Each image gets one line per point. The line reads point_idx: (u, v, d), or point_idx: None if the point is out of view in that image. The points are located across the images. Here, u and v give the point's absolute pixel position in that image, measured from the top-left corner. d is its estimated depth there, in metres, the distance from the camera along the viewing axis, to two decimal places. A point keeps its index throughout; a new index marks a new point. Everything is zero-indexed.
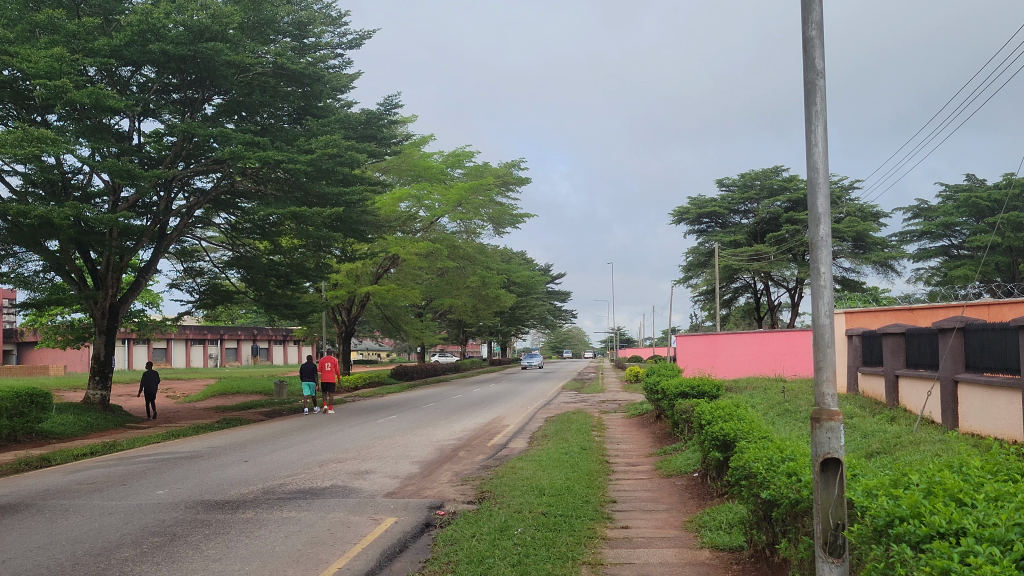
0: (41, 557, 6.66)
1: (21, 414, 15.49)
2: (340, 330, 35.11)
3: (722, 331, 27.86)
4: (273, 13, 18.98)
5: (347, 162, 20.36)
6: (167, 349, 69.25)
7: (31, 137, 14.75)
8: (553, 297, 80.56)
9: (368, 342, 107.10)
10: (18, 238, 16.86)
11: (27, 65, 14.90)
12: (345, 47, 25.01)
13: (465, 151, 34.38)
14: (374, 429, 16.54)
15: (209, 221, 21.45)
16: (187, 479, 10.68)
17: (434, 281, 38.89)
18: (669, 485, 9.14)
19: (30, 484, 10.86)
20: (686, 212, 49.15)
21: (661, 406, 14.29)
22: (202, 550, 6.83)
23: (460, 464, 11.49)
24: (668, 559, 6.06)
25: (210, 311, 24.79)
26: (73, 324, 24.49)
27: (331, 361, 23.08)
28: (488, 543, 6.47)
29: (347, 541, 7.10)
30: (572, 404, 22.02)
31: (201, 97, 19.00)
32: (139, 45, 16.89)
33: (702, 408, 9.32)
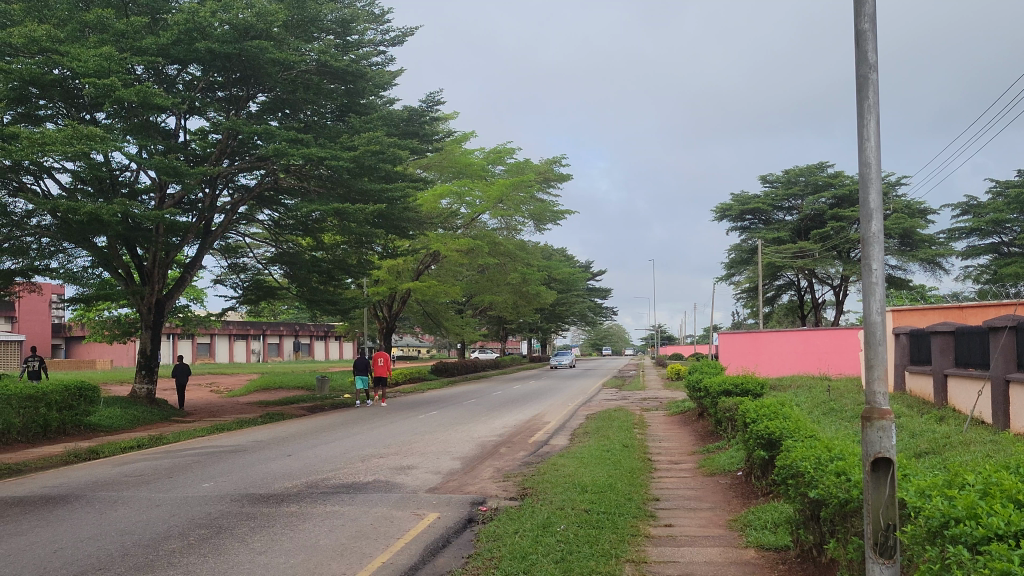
0: (91, 547, 6.76)
1: (71, 407, 15.72)
2: (380, 327, 35.29)
3: (765, 329, 27.63)
4: (317, 12, 19.09)
5: (390, 159, 20.40)
6: (211, 344, 70.25)
7: (81, 135, 15.01)
8: (593, 294, 80.45)
9: (410, 338, 107.81)
10: (67, 235, 17.14)
11: (76, 64, 15.16)
12: (388, 44, 25.07)
13: (506, 147, 34.39)
14: (416, 425, 16.63)
15: (253, 217, 21.68)
16: (232, 472, 10.81)
17: (475, 277, 39.02)
18: (714, 483, 9.07)
19: (80, 476, 11.05)
20: (729, 209, 48.81)
21: (704, 404, 14.17)
22: (248, 543, 6.90)
23: (502, 460, 11.50)
24: (713, 558, 6.01)
25: (254, 307, 25.04)
26: (120, 319, 24.89)
27: (382, 357, 23.45)
28: (531, 540, 6.47)
29: (391, 536, 7.13)
30: (613, 401, 22.00)
31: (246, 95, 19.23)
32: (186, 44, 17.14)
33: (747, 406, 9.22)
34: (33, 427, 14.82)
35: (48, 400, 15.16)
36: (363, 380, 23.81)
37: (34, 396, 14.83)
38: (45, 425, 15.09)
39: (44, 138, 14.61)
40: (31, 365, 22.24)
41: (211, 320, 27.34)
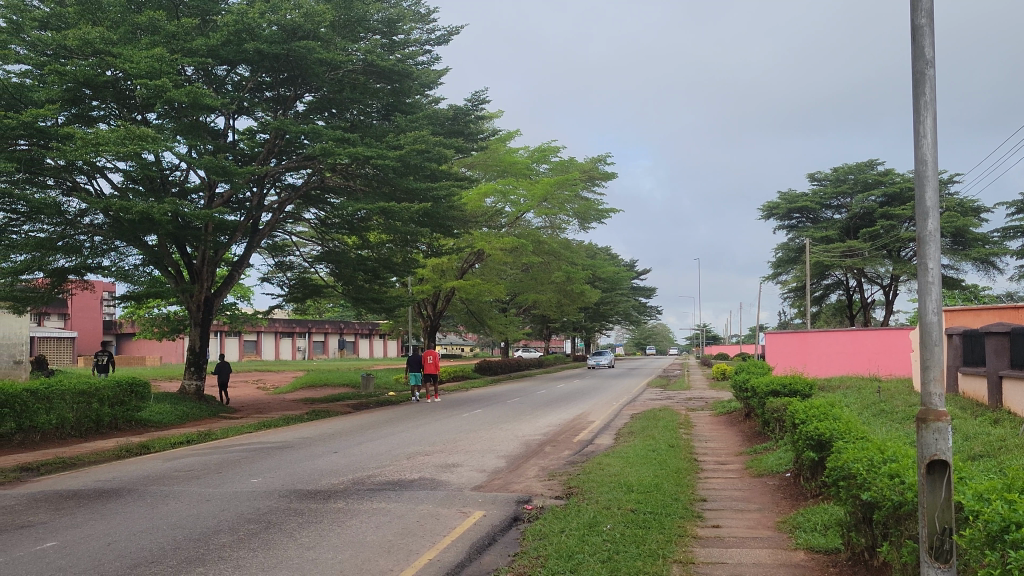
0: (144, 541, 6.87)
1: (122, 403, 16.05)
2: (424, 325, 35.46)
3: (813, 329, 27.32)
4: (364, 12, 19.18)
5: (436, 159, 20.43)
6: (258, 342, 71.21)
7: (133, 136, 15.26)
8: (638, 293, 80.14)
9: (453, 337, 108.29)
10: (119, 233, 17.44)
11: (129, 65, 15.44)
12: (434, 43, 25.14)
13: (551, 146, 34.40)
14: (461, 422, 16.72)
15: (300, 216, 21.95)
16: (280, 469, 10.92)
17: (520, 276, 39.05)
18: (761, 484, 8.97)
19: (132, 470, 11.24)
20: (776, 208, 48.36)
21: (751, 404, 14.02)
22: (296, 538, 6.97)
23: (547, 459, 11.50)
24: (762, 560, 5.96)
25: (300, 304, 25.29)
26: (170, 317, 25.26)
27: (432, 355, 23.92)
28: (578, 539, 6.45)
29: (438, 534, 7.15)
30: (658, 400, 21.92)
31: (293, 95, 19.42)
32: (235, 45, 17.39)
33: (796, 407, 9.10)
34: (86, 422, 15.10)
35: (100, 395, 15.48)
36: (416, 376, 24.43)
37: (87, 392, 15.11)
38: (98, 420, 15.37)
39: (98, 138, 14.88)
40: (101, 361, 22.78)
41: (257, 318, 27.69)
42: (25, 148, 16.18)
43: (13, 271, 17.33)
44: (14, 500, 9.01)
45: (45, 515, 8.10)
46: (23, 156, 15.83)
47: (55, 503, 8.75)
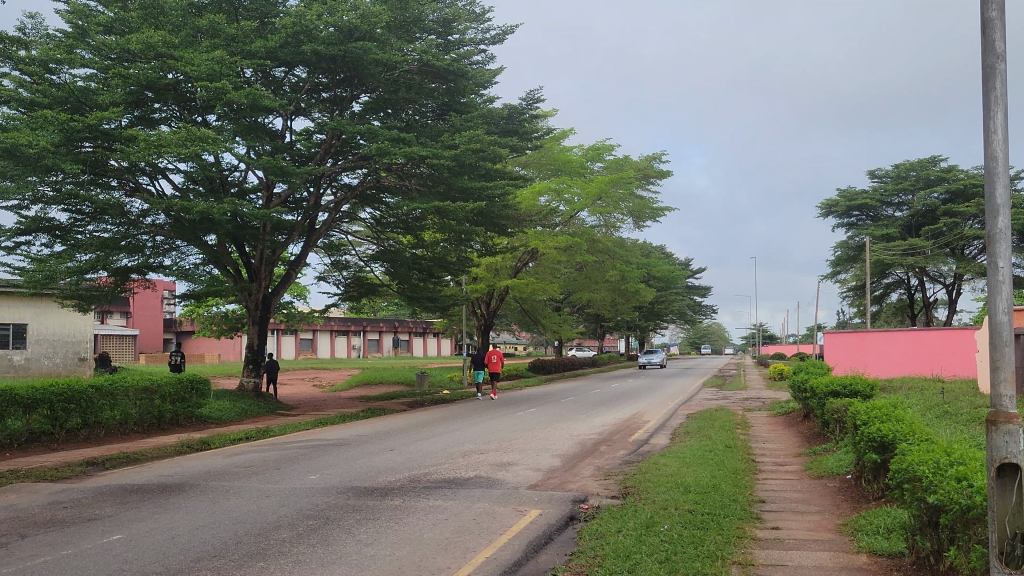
0: (206, 535, 6.98)
1: (183, 399, 16.37)
2: (478, 324, 35.61)
3: (872, 329, 26.90)
4: (419, 12, 19.27)
5: (491, 158, 20.41)
6: (314, 340, 72.10)
7: (194, 137, 15.51)
8: (693, 292, 79.56)
9: (506, 335, 108.46)
10: (180, 233, 17.76)
11: (190, 68, 15.74)
12: (489, 42, 25.15)
13: (606, 144, 34.36)
14: (515, 421, 16.75)
15: (356, 216, 22.18)
16: (337, 466, 11.04)
17: (574, 275, 38.98)
18: (820, 486, 8.84)
19: (192, 466, 11.44)
20: (835, 205, 47.65)
21: (810, 404, 13.80)
22: (354, 534, 7.04)
23: (602, 458, 11.47)
24: (823, 562, 5.87)
25: (355, 303, 25.53)
26: (228, 315, 25.68)
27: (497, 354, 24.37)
28: (635, 539, 6.42)
29: (494, 531, 7.18)
30: (714, 401, 21.73)
31: (349, 96, 19.62)
32: (294, 46, 17.61)
33: (857, 407, 8.95)
34: (148, 418, 15.42)
35: (163, 392, 15.80)
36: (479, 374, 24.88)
37: (149, 388, 15.43)
38: (159, 416, 15.70)
39: (160, 140, 15.17)
40: (174, 359, 23.26)
41: (314, 317, 28.03)
42: (90, 150, 16.59)
43: (78, 270, 17.74)
44: (82, 494, 9.24)
45: (111, 508, 8.30)
46: (88, 158, 16.22)
47: (120, 497, 8.96)
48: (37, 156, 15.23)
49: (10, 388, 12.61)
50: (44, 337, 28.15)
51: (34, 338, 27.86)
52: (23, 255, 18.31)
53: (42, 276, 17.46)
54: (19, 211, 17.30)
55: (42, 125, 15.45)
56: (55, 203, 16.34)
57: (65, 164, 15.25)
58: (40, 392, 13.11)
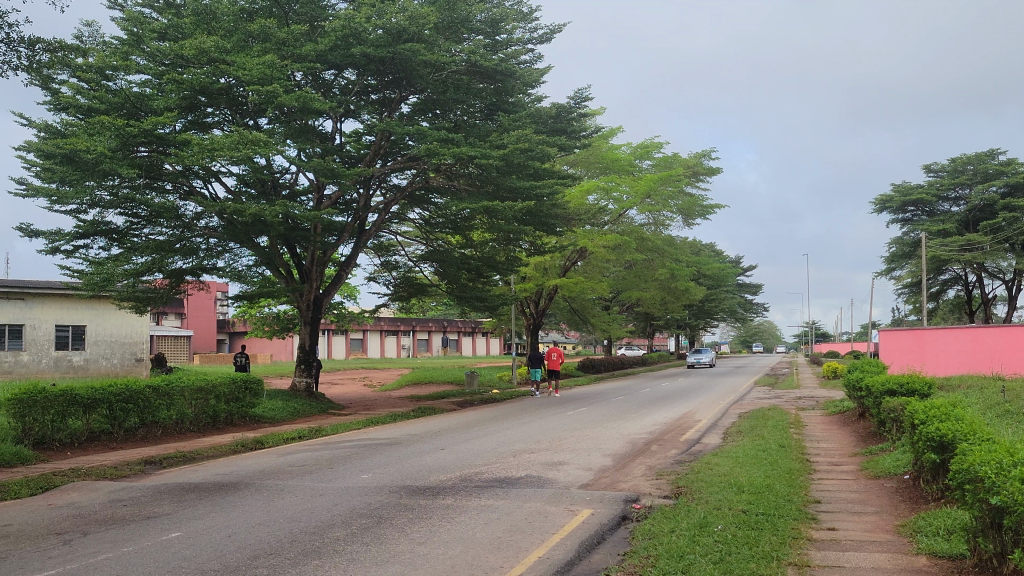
0: (262, 534, 7.08)
1: (237, 399, 16.59)
2: (527, 323, 35.65)
3: (930, 326, 26.42)
4: (467, 13, 19.29)
5: (540, 157, 20.33)
6: (364, 340, 72.80)
7: (246, 140, 15.66)
8: (743, 290, 78.79)
9: (555, 334, 108.36)
10: (233, 235, 18.01)
11: (242, 73, 15.94)
12: (537, 42, 25.13)
13: (654, 142, 34.22)
14: (565, 421, 16.71)
15: (405, 216, 22.32)
16: (389, 465, 11.11)
17: (623, 273, 38.78)
18: (877, 486, 8.71)
19: (247, 465, 11.60)
20: (890, 200, 46.86)
21: (866, 403, 13.58)
22: (407, 533, 7.09)
23: (653, 458, 11.40)
24: (881, 564, 5.77)
25: (404, 303, 25.68)
26: (280, 316, 25.97)
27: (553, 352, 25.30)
28: (688, 539, 6.37)
29: (546, 531, 7.17)
30: (767, 400, 21.48)
31: (398, 97, 19.76)
32: (343, 50, 17.75)
33: (914, 406, 8.77)
34: (203, 418, 15.68)
35: (217, 392, 16.03)
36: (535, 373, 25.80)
37: (204, 389, 15.67)
38: (214, 416, 15.96)
39: (213, 144, 15.39)
40: (240, 360, 23.50)
41: (364, 317, 28.24)
42: (146, 155, 16.90)
43: (135, 272, 18.10)
44: (141, 492, 9.43)
45: (169, 507, 8.43)
46: (144, 163, 16.54)
47: (177, 495, 9.12)
48: (95, 161, 15.56)
49: (69, 388, 12.89)
50: (103, 338, 28.79)
51: (93, 338, 28.47)
52: (81, 258, 18.72)
53: (100, 278, 17.87)
54: (78, 215, 17.69)
55: (100, 131, 15.79)
56: (112, 207, 16.67)
57: (121, 168, 15.56)
58: (99, 392, 13.38)
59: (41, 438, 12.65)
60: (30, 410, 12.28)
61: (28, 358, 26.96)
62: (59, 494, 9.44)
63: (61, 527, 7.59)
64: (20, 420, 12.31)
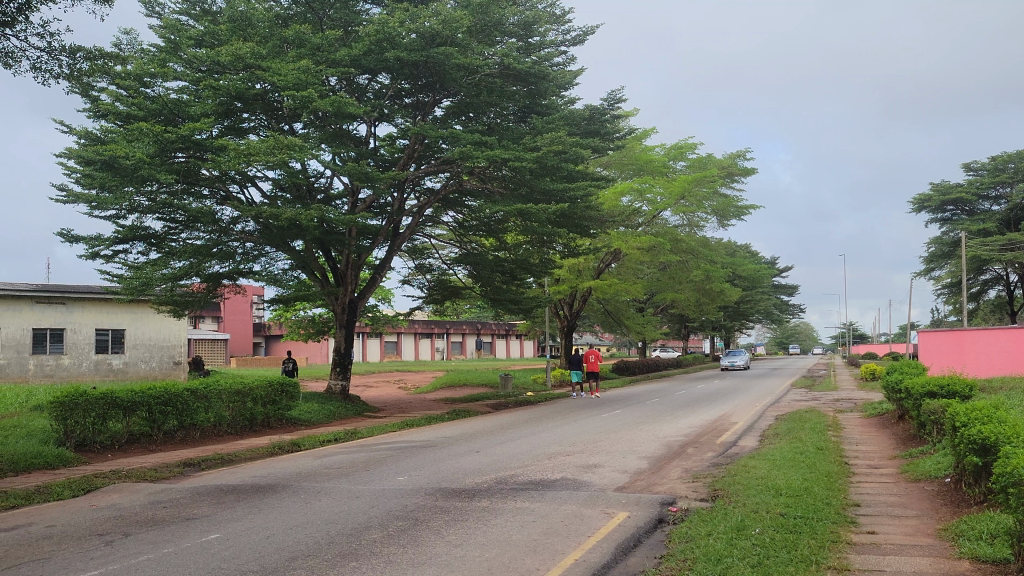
0: (300, 535, 7.13)
1: (274, 402, 16.72)
2: (562, 325, 35.59)
3: (970, 327, 26.07)
4: (500, 16, 19.30)
5: (573, 159, 20.24)
6: (398, 342, 73.19)
7: (282, 145, 15.76)
8: (780, 291, 78.14)
9: (589, 337, 108.14)
10: (269, 239, 18.17)
11: (278, 78, 16.08)
12: (570, 44, 25.13)
13: (688, 143, 34.08)
14: (601, 423, 16.64)
15: (439, 219, 22.42)
16: (425, 467, 11.15)
17: (657, 275, 38.62)
18: (917, 490, 8.59)
19: (285, 467, 11.70)
20: (928, 200, 46.27)
21: (905, 405, 13.42)
22: (443, 535, 7.11)
23: (690, 460, 11.34)
24: (923, 569, 5.70)
25: (438, 306, 25.78)
26: (315, 318, 26.15)
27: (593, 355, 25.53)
28: (725, 543, 6.33)
29: (582, 533, 7.17)
30: (804, 402, 21.27)
31: (432, 101, 19.85)
32: (377, 54, 17.86)
33: (955, 408, 8.65)
34: (241, 420, 15.82)
35: (255, 395, 16.18)
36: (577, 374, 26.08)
37: (242, 391, 15.80)
38: (251, 419, 16.10)
39: (249, 149, 15.54)
40: (288, 364, 23.67)
41: (398, 320, 28.37)
42: (183, 160, 17.12)
43: (173, 277, 18.31)
44: (181, 493, 9.54)
45: (207, 508, 8.53)
46: (181, 168, 16.73)
47: (216, 497, 9.22)
48: (134, 167, 15.78)
49: (110, 390, 13.09)
50: (141, 342, 29.14)
51: (131, 342, 28.83)
52: (120, 263, 19.03)
53: (139, 283, 18.39)
54: (117, 221, 17.95)
55: (139, 137, 16.01)
56: (150, 213, 16.89)
57: (159, 174, 15.74)
58: (138, 395, 13.56)
59: (83, 441, 12.85)
60: (71, 413, 12.51)
61: (69, 362, 27.38)
62: (101, 495, 9.59)
63: (103, 528, 7.71)
64: (62, 423, 12.57)
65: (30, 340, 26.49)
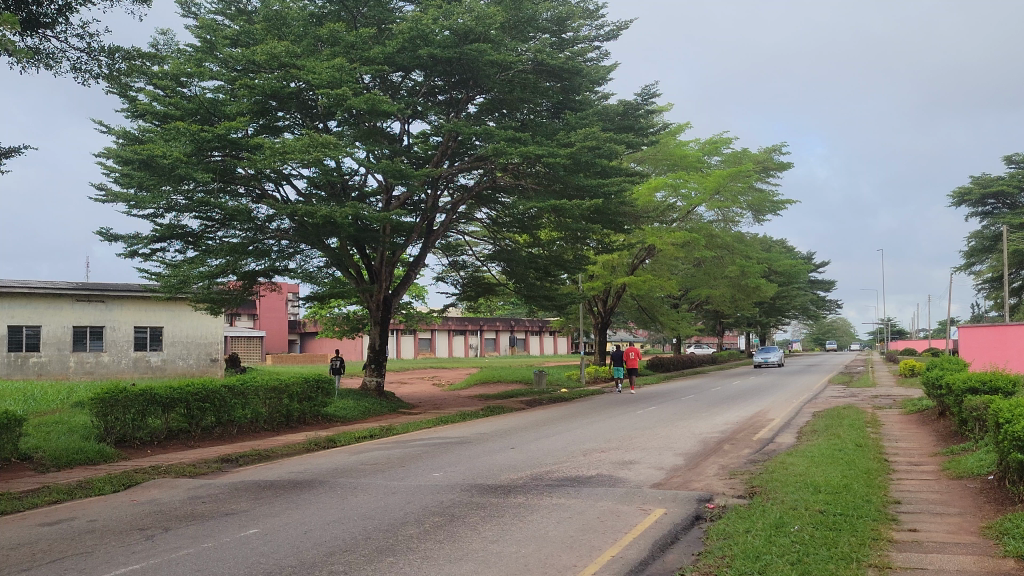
0: (337, 530, 7.17)
1: (310, 398, 16.83)
2: (596, 322, 35.53)
3: (1011, 324, 25.37)
4: (533, 11, 19.26)
5: (607, 154, 20.13)
6: (432, 339, 73.51)
7: (317, 143, 15.84)
8: (816, 287, 77.40)
9: (623, 334, 107.78)
10: (304, 236, 18.29)
11: (312, 77, 16.22)
12: (604, 39, 25.09)
13: (723, 138, 33.85)
14: (636, 420, 16.56)
15: (473, 216, 22.45)
16: (460, 464, 11.17)
17: (692, 271, 38.43)
18: (959, 487, 8.46)
19: (322, 463, 11.77)
20: (968, 193, 45.63)
21: (946, 401, 13.26)
22: (479, 531, 7.11)
23: (726, 457, 11.25)
24: (967, 567, 5.62)
25: (472, 302, 25.84)
26: (350, 316, 26.28)
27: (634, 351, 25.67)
28: (764, 540, 6.28)
29: (618, 530, 7.13)
30: (841, 398, 21.04)
31: (465, 97, 19.87)
32: (411, 51, 17.91)
33: (998, 404, 8.51)
34: (277, 417, 15.95)
35: (291, 392, 16.29)
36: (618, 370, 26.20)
37: (278, 388, 15.92)
38: (288, 415, 16.21)
39: (284, 147, 15.65)
40: (334, 362, 23.89)
41: (432, 316, 28.45)
42: (219, 159, 17.28)
43: (210, 275, 18.52)
44: (219, 489, 9.62)
45: (246, 503, 8.61)
46: (218, 167, 16.88)
47: (254, 493, 9.29)
48: (171, 166, 15.96)
49: (149, 387, 13.26)
50: (179, 339, 29.43)
51: (169, 339, 29.15)
52: (158, 261, 19.26)
53: (177, 280, 18.61)
54: (154, 219, 18.16)
55: (176, 136, 16.20)
56: (187, 212, 17.07)
57: (195, 173, 15.90)
58: (177, 391, 13.70)
59: (123, 437, 13.03)
60: (111, 409, 12.69)
61: (109, 359, 27.75)
62: (141, 491, 9.70)
63: (143, 523, 7.80)
64: (102, 419, 12.73)
65: (70, 338, 26.92)
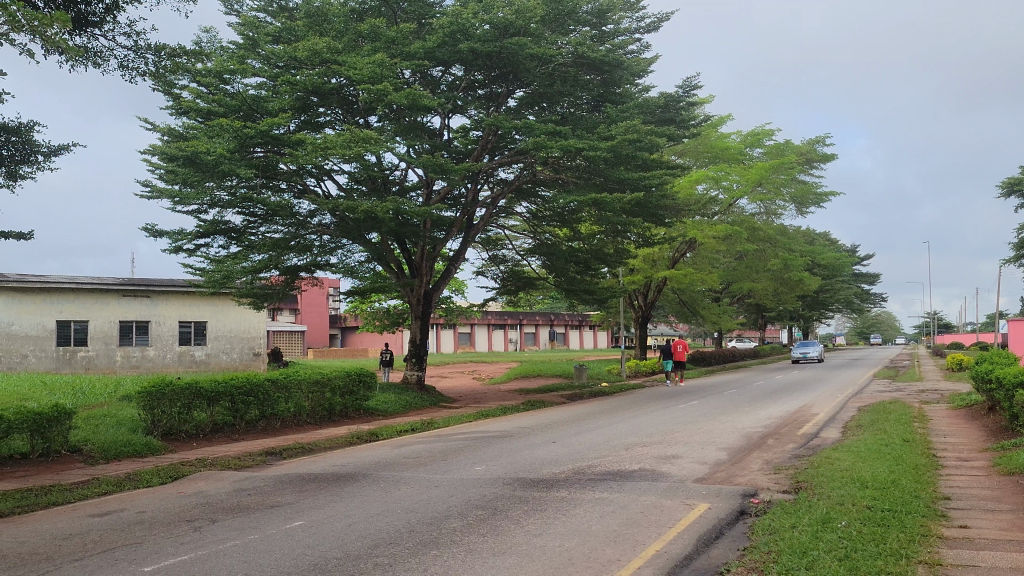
0: (381, 523, 7.20)
1: (352, 392, 16.94)
2: (636, 316, 35.39)
3: None
4: (573, 5, 19.21)
5: (647, 147, 20.00)
6: (472, 333, 73.71)
7: (358, 138, 15.91)
8: (860, 280, 76.36)
9: (664, 329, 107.18)
10: (346, 231, 18.39)
11: (353, 73, 16.37)
12: (644, 31, 24.96)
13: (765, 130, 33.49)
14: (678, 414, 16.47)
15: (513, 210, 22.45)
16: (502, 458, 11.17)
17: (733, 264, 38.16)
18: (1010, 484, 8.30)
19: (365, 456, 11.83)
20: (1017, 184, 44.63)
21: (995, 396, 13.01)
22: (523, 525, 7.11)
23: (771, 452, 11.15)
24: (1020, 565, 5.50)
25: (512, 296, 25.86)
26: (391, 310, 26.41)
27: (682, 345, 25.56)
28: (811, 535, 6.21)
29: (663, 524, 7.09)
30: (886, 393, 20.70)
31: (505, 91, 19.88)
32: (451, 45, 17.90)
33: None
34: (320, 411, 16.07)
35: (333, 385, 16.38)
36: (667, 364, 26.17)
37: (321, 381, 16.03)
38: (330, 409, 16.32)
39: (326, 143, 15.74)
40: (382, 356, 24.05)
41: (472, 311, 28.51)
42: (262, 155, 17.42)
43: (253, 270, 18.70)
44: (264, 482, 9.71)
45: (291, 496, 8.68)
46: (260, 163, 17.03)
47: (298, 485, 9.38)
48: (215, 162, 16.14)
49: (194, 381, 13.42)
50: (222, 333, 29.76)
51: (214, 334, 29.50)
52: (202, 256, 19.48)
53: (220, 276, 18.82)
54: (198, 215, 18.36)
55: (219, 133, 16.35)
56: (231, 208, 17.24)
57: (238, 169, 16.08)
58: (221, 385, 13.85)
59: (169, 430, 13.20)
60: (158, 402, 12.88)
61: (154, 354, 28.17)
62: (188, 483, 9.83)
63: (191, 514, 7.90)
64: (149, 412, 12.93)
65: (117, 333, 27.38)
